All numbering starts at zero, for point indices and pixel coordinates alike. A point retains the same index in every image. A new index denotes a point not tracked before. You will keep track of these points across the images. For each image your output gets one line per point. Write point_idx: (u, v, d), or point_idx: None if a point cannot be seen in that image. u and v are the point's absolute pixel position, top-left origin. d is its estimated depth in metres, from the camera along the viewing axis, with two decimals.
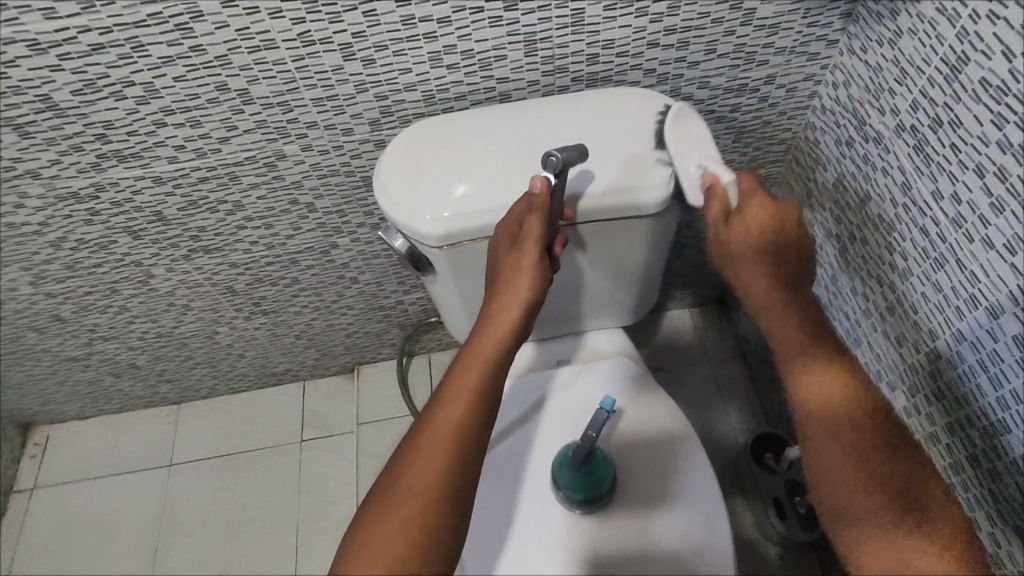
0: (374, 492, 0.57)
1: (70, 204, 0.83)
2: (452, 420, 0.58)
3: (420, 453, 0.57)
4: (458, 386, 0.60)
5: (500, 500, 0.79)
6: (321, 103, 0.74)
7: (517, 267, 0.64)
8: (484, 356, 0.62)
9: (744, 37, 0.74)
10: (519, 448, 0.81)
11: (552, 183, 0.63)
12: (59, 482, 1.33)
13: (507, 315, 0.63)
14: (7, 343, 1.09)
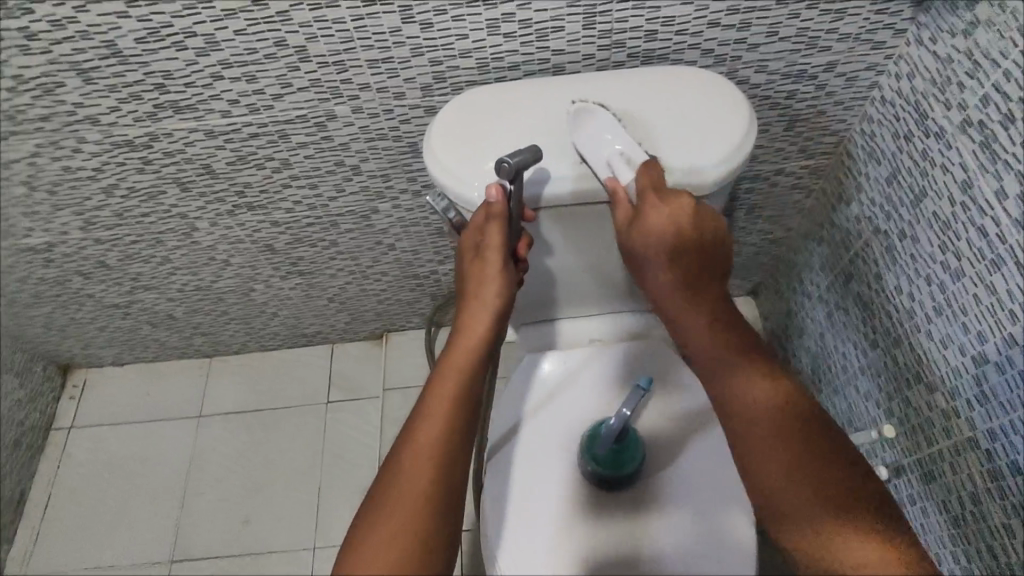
0: (365, 503, 0.63)
1: (125, 151, 0.85)
2: (435, 426, 0.64)
3: (403, 462, 0.63)
4: (436, 397, 0.65)
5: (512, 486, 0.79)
6: (375, 65, 0.74)
7: (481, 276, 0.66)
8: (457, 369, 0.66)
9: (809, 21, 0.72)
10: (535, 436, 0.82)
11: (506, 189, 0.64)
12: (95, 425, 1.38)
13: (478, 322, 0.67)
14: (54, 285, 1.13)
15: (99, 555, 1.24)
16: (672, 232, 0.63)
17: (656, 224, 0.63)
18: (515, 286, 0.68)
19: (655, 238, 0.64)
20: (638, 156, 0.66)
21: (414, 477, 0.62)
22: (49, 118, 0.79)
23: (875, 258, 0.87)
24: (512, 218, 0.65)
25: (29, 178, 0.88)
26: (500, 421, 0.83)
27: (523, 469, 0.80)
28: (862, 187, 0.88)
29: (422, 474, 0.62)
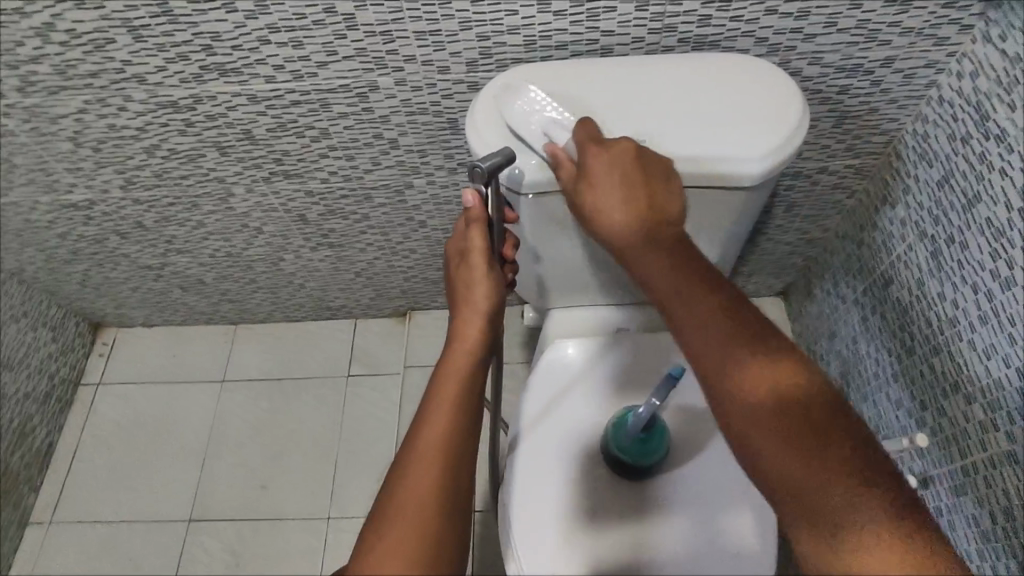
0: (373, 520, 0.58)
1: (169, 112, 0.86)
2: (441, 430, 0.62)
3: (412, 471, 0.59)
4: (439, 397, 0.63)
5: (536, 478, 0.78)
6: (423, 37, 0.74)
7: (470, 279, 0.67)
8: (457, 371, 0.65)
9: (870, 13, 0.70)
10: (556, 427, 0.81)
11: (484, 193, 0.63)
12: (122, 382, 1.41)
13: (473, 323, 0.67)
14: (92, 243, 1.15)
15: (120, 510, 1.27)
16: (619, 188, 0.61)
17: (602, 186, 0.62)
18: (503, 288, 0.69)
19: (608, 200, 0.61)
20: (571, 121, 0.67)
21: (422, 477, 0.59)
22: (98, 74, 0.80)
23: (919, 264, 0.84)
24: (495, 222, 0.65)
25: (74, 134, 0.89)
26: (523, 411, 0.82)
27: (542, 463, 0.79)
28: (911, 190, 0.85)
29: (431, 474, 0.59)
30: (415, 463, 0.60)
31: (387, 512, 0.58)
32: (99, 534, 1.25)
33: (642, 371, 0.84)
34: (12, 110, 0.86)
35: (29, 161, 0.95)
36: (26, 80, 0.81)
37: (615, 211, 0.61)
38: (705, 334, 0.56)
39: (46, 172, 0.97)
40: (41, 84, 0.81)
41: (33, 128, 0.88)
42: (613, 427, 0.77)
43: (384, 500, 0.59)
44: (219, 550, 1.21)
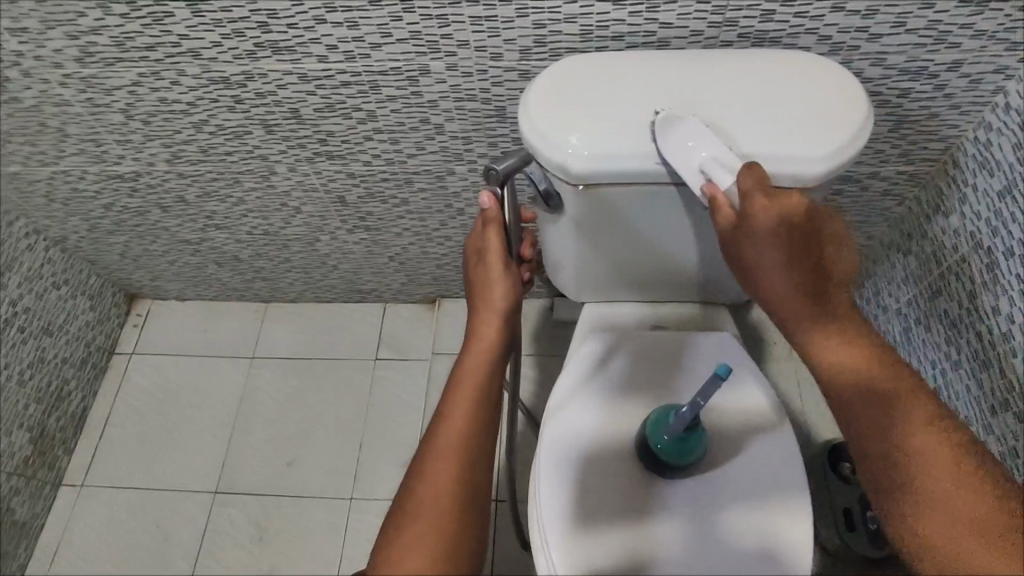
0: (392, 517, 0.62)
1: (220, 88, 0.86)
2: (459, 430, 0.65)
3: (429, 470, 0.63)
4: (458, 398, 0.66)
5: (564, 471, 0.78)
6: (478, 23, 0.73)
7: (488, 278, 0.70)
8: (476, 370, 0.68)
9: (942, 14, 0.68)
10: (586, 422, 0.80)
11: (499, 194, 0.67)
12: (155, 353, 1.43)
13: (491, 323, 0.69)
14: (134, 215, 1.17)
15: (149, 477, 1.30)
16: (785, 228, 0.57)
17: (769, 238, 0.58)
18: (519, 286, 0.71)
19: (786, 258, 0.57)
20: (734, 163, 0.63)
21: (443, 474, 0.62)
22: (154, 48, 0.81)
23: (971, 277, 0.83)
24: (511, 224, 0.68)
25: (127, 106, 0.91)
26: (552, 405, 0.82)
27: (568, 451, 0.79)
28: (967, 200, 0.83)
29: (451, 471, 0.63)
30: (436, 460, 0.63)
31: (405, 511, 0.61)
32: (129, 499, 1.28)
33: (672, 366, 0.84)
34: (69, 80, 0.87)
35: (81, 131, 0.96)
36: (84, 51, 0.82)
37: (778, 263, 0.58)
38: (833, 354, 0.60)
39: (96, 143, 0.99)
40: (99, 56, 0.82)
41: (87, 99, 0.90)
42: (652, 424, 0.76)
43: (407, 494, 0.62)
44: (244, 522, 1.23)
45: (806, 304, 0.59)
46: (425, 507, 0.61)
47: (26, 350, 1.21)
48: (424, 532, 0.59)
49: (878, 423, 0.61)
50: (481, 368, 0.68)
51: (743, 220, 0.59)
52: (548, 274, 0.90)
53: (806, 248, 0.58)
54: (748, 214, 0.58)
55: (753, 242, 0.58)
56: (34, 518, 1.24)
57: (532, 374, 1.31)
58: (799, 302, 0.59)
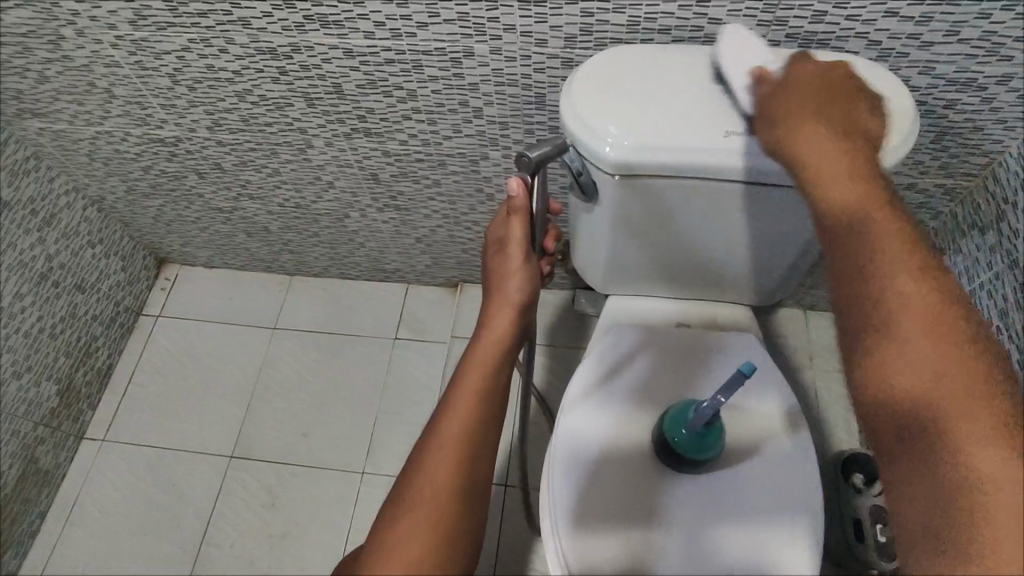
0: (385, 506, 0.63)
1: (266, 59, 0.88)
2: (460, 424, 0.65)
3: (427, 463, 0.63)
4: (463, 390, 0.67)
5: (570, 466, 0.79)
6: (526, 7, 0.74)
7: (505, 271, 0.70)
8: (484, 366, 0.68)
9: (998, 25, 0.67)
10: (596, 419, 0.81)
11: (529, 180, 0.63)
12: (180, 318, 1.46)
13: (501, 320, 0.70)
14: (170, 179, 1.19)
15: (167, 437, 1.33)
16: (824, 101, 0.57)
17: (810, 122, 0.57)
18: (537, 281, 0.71)
19: (817, 140, 0.56)
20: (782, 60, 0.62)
21: (443, 465, 0.63)
22: (206, 14, 0.82)
23: (1005, 295, 0.82)
24: (535, 214, 0.66)
25: (174, 71, 0.93)
26: (564, 400, 0.83)
27: (584, 442, 0.80)
28: (1006, 218, 0.82)
29: (454, 461, 0.63)
30: (437, 451, 0.64)
31: (398, 500, 0.62)
32: (148, 456, 1.31)
33: (692, 366, 0.85)
34: (121, 42, 0.89)
35: (128, 93, 0.99)
36: (138, 13, 0.84)
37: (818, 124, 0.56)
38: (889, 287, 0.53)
39: (141, 106, 1.01)
40: (152, 19, 0.84)
41: (137, 61, 0.92)
42: (670, 419, 0.77)
43: (403, 482, 0.63)
44: (257, 488, 1.26)
45: (881, 234, 0.54)
46: (422, 500, 0.61)
47: (59, 304, 1.25)
48: (420, 525, 0.60)
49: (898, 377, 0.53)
50: (487, 363, 0.68)
51: (775, 99, 0.60)
52: (576, 261, 0.91)
53: (846, 138, 0.56)
54: (788, 82, 0.60)
55: (784, 123, 0.58)
56: (57, 468, 1.28)
57: (549, 363, 1.32)
58: (835, 179, 0.55)
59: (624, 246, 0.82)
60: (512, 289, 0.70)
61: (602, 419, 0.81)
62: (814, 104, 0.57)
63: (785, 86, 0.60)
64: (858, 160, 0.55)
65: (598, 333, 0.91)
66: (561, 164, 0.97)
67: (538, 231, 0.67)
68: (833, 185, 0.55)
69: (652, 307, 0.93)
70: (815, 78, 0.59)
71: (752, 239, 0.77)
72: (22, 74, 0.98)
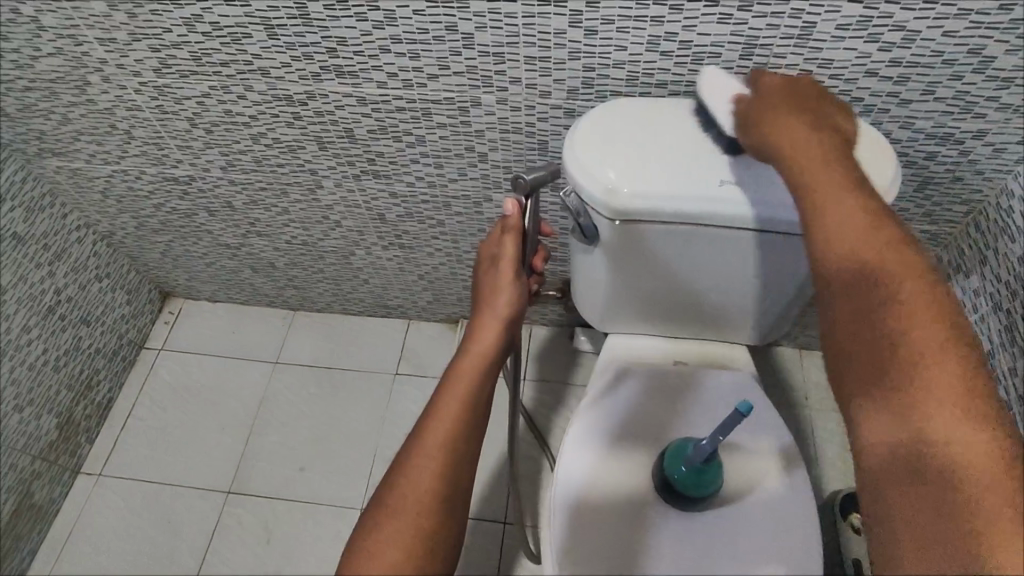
0: (368, 510, 0.65)
1: (282, 105, 0.92)
2: (443, 435, 0.66)
3: (410, 472, 0.65)
4: (447, 401, 0.68)
5: (574, 493, 0.81)
6: (532, 62, 0.78)
7: (495, 286, 0.71)
8: (469, 377, 0.69)
9: (970, 86, 0.72)
10: (598, 446, 0.83)
11: (523, 202, 0.68)
12: (183, 351, 1.47)
13: (488, 333, 0.70)
14: (181, 217, 1.23)
15: (165, 472, 1.32)
16: (789, 105, 0.62)
17: (795, 132, 0.59)
18: (525, 295, 0.73)
19: (808, 146, 0.58)
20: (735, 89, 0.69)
21: (425, 473, 0.65)
22: (228, 64, 0.87)
23: (992, 335, 0.85)
24: (529, 232, 0.70)
25: (193, 115, 0.97)
26: (571, 427, 0.86)
27: (581, 459, 0.83)
28: (988, 262, 0.85)
29: (436, 472, 0.65)
30: (420, 460, 0.66)
31: (380, 505, 0.64)
32: (144, 490, 1.30)
33: (695, 400, 0.87)
34: (144, 88, 0.93)
35: (146, 135, 1.03)
36: (163, 62, 0.88)
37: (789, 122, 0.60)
38: (870, 307, 0.53)
39: (159, 147, 1.05)
40: (176, 67, 0.89)
41: (157, 106, 0.96)
42: (671, 455, 0.78)
43: (387, 487, 0.65)
44: (253, 524, 1.25)
45: (859, 239, 0.53)
46: (403, 506, 0.64)
47: (63, 338, 1.26)
48: (402, 532, 0.63)
49: (890, 411, 0.51)
50: (473, 374, 0.69)
51: (755, 114, 0.63)
52: (576, 300, 0.93)
53: (824, 142, 0.58)
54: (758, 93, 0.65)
55: (776, 133, 0.60)
56: (51, 503, 1.27)
57: (546, 399, 1.33)
58: (830, 194, 0.55)
59: (620, 288, 0.85)
60: (500, 302, 0.71)
61: (601, 446, 0.83)
62: (784, 109, 0.62)
63: (758, 106, 0.64)
64: (832, 159, 0.57)
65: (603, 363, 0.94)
66: (561, 206, 1.01)
67: (531, 249, 0.71)
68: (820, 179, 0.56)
69: (652, 344, 0.96)
70: (776, 91, 0.64)
71: (746, 280, 0.80)
72: (46, 116, 1.02)
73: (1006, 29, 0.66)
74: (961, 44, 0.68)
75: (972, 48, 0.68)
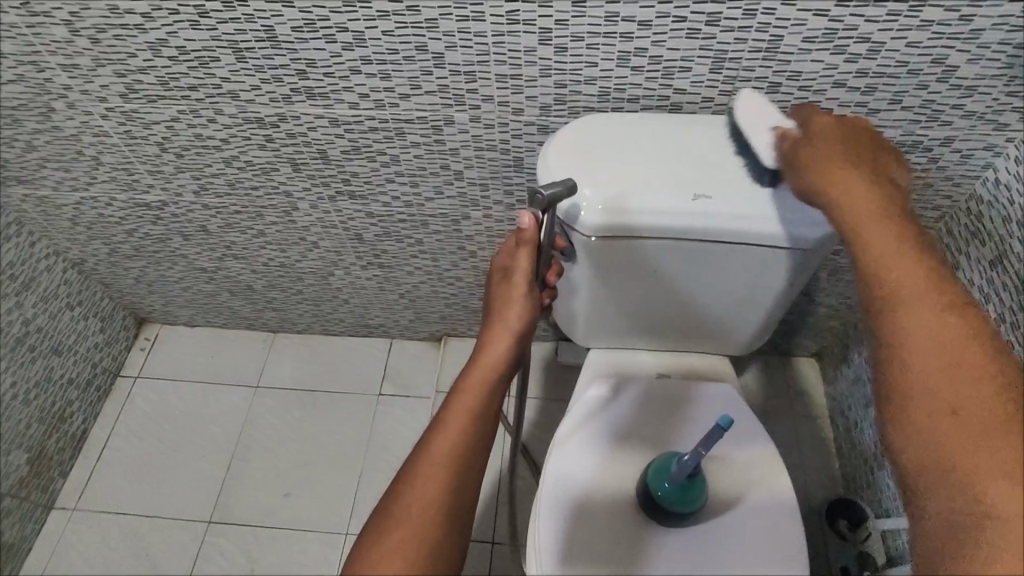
0: (373, 518, 0.64)
1: (253, 128, 0.91)
2: (452, 445, 0.65)
3: (417, 479, 0.64)
4: (456, 411, 0.67)
5: (561, 500, 0.79)
6: (503, 80, 0.78)
7: (507, 299, 0.72)
8: (477, 390, 0.68)
9: (935, 94, 0.73)
10: (584, 453, 0.83)
11: (540, 217, 0.67)
12: (159, 378, 1.44)
13: (497, 346, 0.71)
14: (155, 242, 1.21)
15: (142, 504, 1.29)
16: (839, 143, 0.63)
17: (840, 169, 0.61)
18: (536, 312, 0.73)
19: (851, 186, 0.60)
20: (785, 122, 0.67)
21: (430, 483, 0.63)
22: (196, 88, 0.86)
23: None
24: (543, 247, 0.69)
25: (162, 140, 0.95)
26: (557, 434, 0.84)
27: (567, 466, 0.82)
28: (961, 266, 0.86)
29: (441, 483, 0.64)
30: (427, 469, 0.64)
31: (385, 512, 0.63)
32: (121, 523, 1.26)
33: (681, 410, 0.86)
34: (111, 113, 0.92)
35: (115, 160, 1.01)
36: (130, 87, 0.87)
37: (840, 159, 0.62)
38: (923, 332, 0.55)
39: (128, 172, 1.03)
40: (143, 92, 0.87)
41: (125, 131, 0.95)
42: (655, 470, 0.77)
43: (393, 495, 0.64)
44: (235, 553, 1.22)
45: (913, 269, 0.56)
46: (407, 517, 0.62)
47: (34, 369, 1.23)
48: (405, 542, 0.60)
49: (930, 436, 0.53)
50: (483, 386, 0.68)
51: (802, 151, 0.64)
52: (556, 319, 0.93)
53: (875, 184, 0.60)
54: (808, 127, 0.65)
55: (817, 169, 0.62)
56: (23, 540, 1.23)
57: (533, 415, 1.32)
58: (882, 234, 0.57)
59: (597, 305, 0.85)
60: (512, 316, 0.71)
61: (592, 454, 0.83)
62: (835, 146, 0.63)
63: (809, 138, 0.64)
64: (884, 199, 0.59)
65: (588, 373, 0.94)
66: None
67: (545, 264, 0.71)
68: (863, 211, 0.59)
69: (639, 357, 0.95)
70: (828, 128, 0.64)
71: (725, 292, 0.81)
72: (11, 144, 1.00)
73: (967, 39, 0.67)
74: (925, 54, 0.69)
75: (936, 58, 0.69)
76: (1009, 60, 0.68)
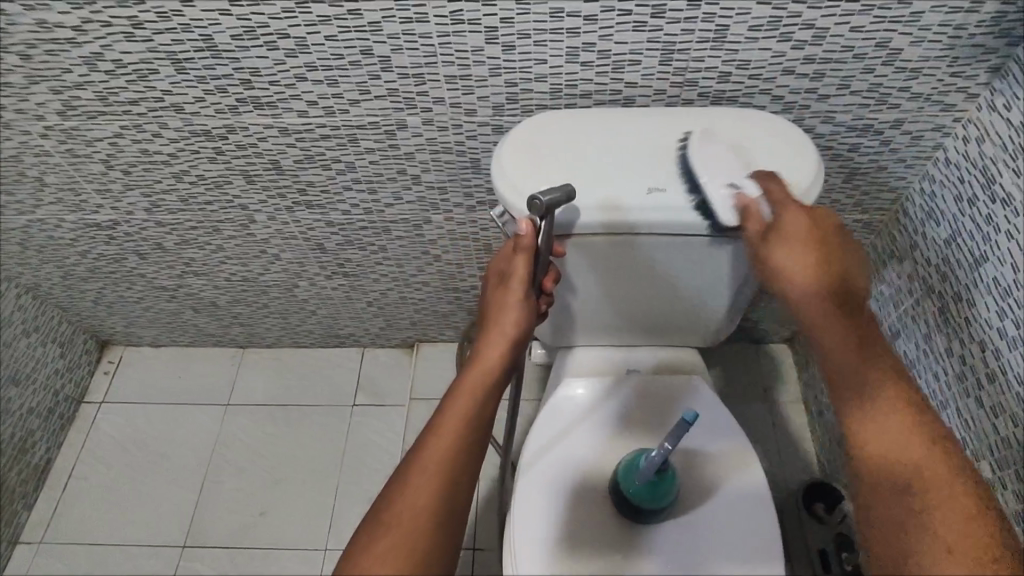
0: (364, 522, 0.63)
1: (201, 140, 0.88)
2: (445, 452, 0.64)
3: (409, 486, 0.63)
4: (449, 417, 0.66)
5: (539, 501, 0.79)
6: (453, 81, 0.77)
7: (502, 305, 0.70)
8: (469, 395, 0.67)
9: (881, 78, 0.73)
10: (561, 454, 0.82)
11: (540, 224, 0.64)
12: (126, 402, 1.40)
13: (493, 352, 0.69)
14: (110, 262, 1.17)
15: (111, 533, 1.25)
16: (799, 223, 0.62)
17: (797, 247, 0.62)
18: (534, 317, 0.71)
19: (804, 262, 0.61)
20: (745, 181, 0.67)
21: (420, 492, 0.62)
22: (137, 102, 0.83)
23: (926, 318, 0.87)
24: (541, 252, 0.67)
25: (107, 157, 0.92)
26: (533, 436, 0.83)
27: (544, 466, 0.81)
28: (918, 247, 0.87)
29: (433, 489, 0.62)
30: (418, 476, 0.63)
31: (375, 517, 0.62)
32: (90, 554, 1.23)
33: (654, 405, 0.86)
34: (51, 132, 0.88)
35: (60, 180, 0.97)
36: (68, 104, 0.84)
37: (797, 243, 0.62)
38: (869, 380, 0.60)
39: (75, 193, 1.00)
40: (83, 109, 0.85)
41: (67, 150, 0.91)
42: (625, 467, 0.77)
43: (385, 500, 0.63)
44: None
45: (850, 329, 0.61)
46: (399, 522, 0.61)
47: None
48: (395, 549, 0.60)
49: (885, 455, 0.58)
50: (476, 392, 0.67)
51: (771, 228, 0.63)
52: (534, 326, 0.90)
53: (829, 259, 0.62)
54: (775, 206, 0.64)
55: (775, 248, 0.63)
56: None
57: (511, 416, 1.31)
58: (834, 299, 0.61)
59: (567, 303, 0.83)
60: (507, 322, 0.69)
61: (572, 453, 0.82)
62: (798, 224, 0.62)
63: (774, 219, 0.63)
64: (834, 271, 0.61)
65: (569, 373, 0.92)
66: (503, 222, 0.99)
67: (541, 271, 0.68)
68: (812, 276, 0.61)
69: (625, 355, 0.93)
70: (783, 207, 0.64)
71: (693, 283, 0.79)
72: None
73: (909, 22, 0.67)
74: (869, 37, 0.69)
75: (879, 42, 0.70)
76: (949, 41, 0.69)
